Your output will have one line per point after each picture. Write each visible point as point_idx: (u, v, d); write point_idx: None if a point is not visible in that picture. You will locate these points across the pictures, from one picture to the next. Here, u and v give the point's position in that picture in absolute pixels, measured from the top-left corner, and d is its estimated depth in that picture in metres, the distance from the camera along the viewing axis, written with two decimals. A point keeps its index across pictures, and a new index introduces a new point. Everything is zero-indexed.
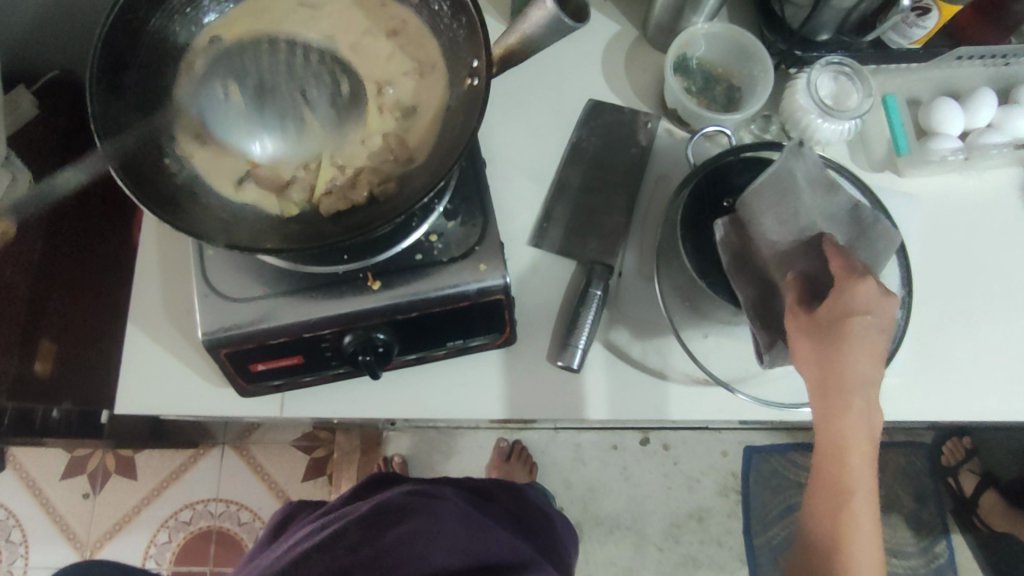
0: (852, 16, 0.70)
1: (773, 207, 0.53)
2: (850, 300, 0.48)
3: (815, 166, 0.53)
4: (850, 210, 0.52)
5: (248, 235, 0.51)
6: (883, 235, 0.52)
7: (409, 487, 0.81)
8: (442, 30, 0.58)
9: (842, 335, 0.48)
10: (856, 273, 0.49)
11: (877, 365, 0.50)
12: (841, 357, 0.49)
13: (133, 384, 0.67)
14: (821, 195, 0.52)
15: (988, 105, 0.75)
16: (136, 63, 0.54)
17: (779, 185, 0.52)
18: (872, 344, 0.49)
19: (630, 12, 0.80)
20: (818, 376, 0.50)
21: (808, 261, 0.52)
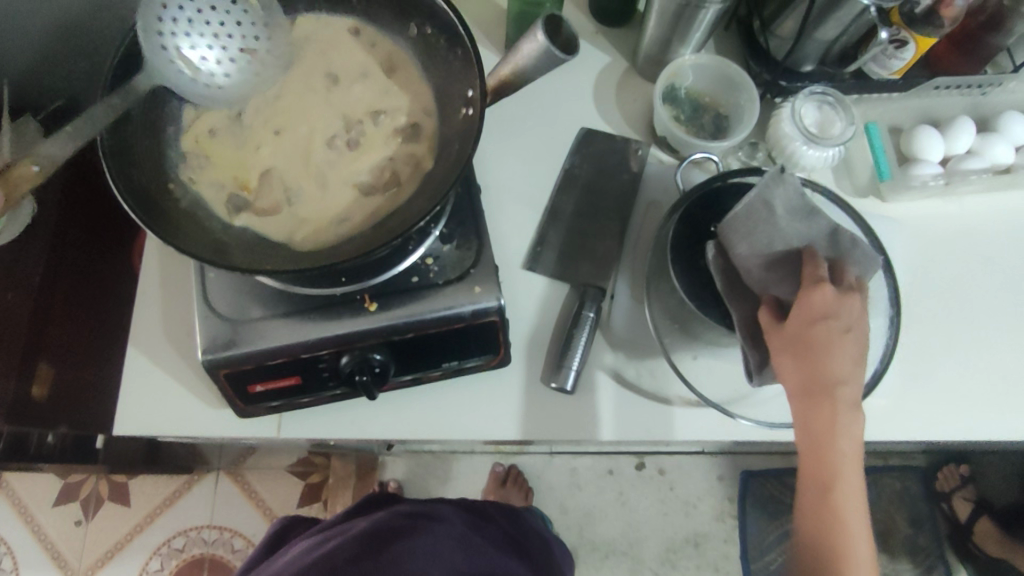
0: (833, 48, 0.74)
1: (754, 236, 0.54)
2: (810, 307, 0.52)
3: (795, 192, 0.53)
4: (829, 234, 0.54)
5: (246, 258, 0.52)
6: (860, 259, 0.54)
7: (406, 507, 0.82)
8: (439, 62, 0.61)
9: (804, 337, 0.52)
10: (813, 280, 0.53)
11: (848, 369, 0.53)
12: (808, 359, 0.52)
13: (132, 406, 0.68)
14: (799, 219, 0.53)
15: (966, 133, 0.77)
16: (141, 99, 0.56)
17: (759, 216, 0.53)
18: (839, 347, 0.52)
19: (621, 43, 0.83)
20: (789, 380, 0.54)
21: (787, 280, 0.55)
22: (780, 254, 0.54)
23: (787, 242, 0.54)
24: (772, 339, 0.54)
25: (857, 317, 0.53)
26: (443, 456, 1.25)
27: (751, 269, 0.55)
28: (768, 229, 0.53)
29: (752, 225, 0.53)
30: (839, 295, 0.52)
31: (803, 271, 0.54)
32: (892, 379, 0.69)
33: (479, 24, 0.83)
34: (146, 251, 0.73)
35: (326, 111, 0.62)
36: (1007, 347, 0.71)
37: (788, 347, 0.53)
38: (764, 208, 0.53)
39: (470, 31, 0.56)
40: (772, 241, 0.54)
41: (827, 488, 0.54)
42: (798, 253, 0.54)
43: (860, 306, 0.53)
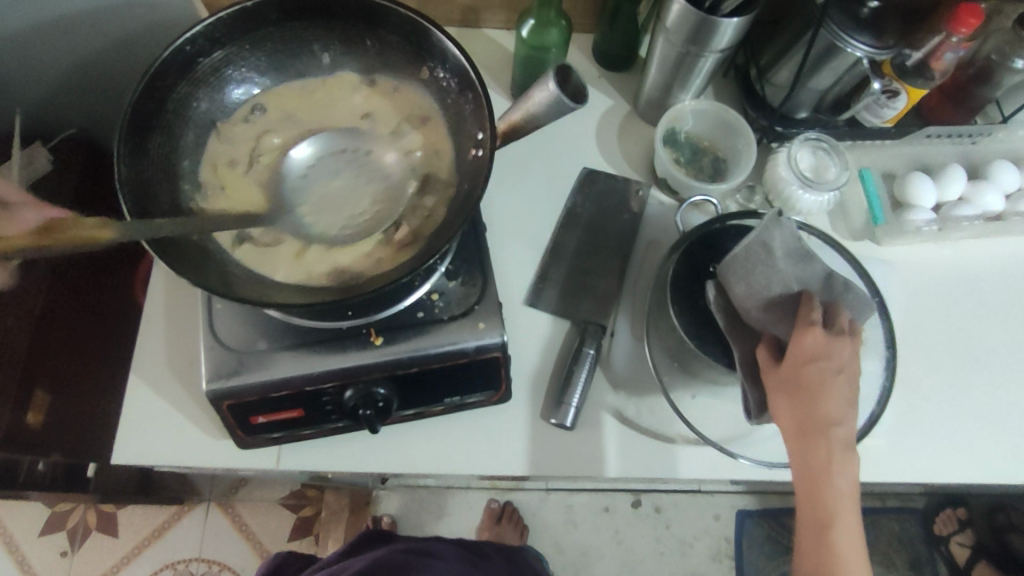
0: (828, 96, 0.76)
1: (752, 276, 0.55)
2: (802, 348, 0.53)
3: (791, 234, 0.56)
4: (824, 278, 0.55)
5: (255, 291, 0.53)
6: (852, 304, 0.55)
7: (402, 546, 0.81)
8: (449, 104, 0.62)
9: (798, 377, 0.53)
10: (807, 322, 0.54)
11: (840, 408, 0.54)
12: (802, 399, 0.53)
13: (131, 435, 0.68)
14: (795, 261, 0.55)
15: (958, 180, 0.79)
16: (159, 126, 0.57)
17: (756, 256, 0.55)
18: (832, 387, 0.53)
19: (623, 87, 0.86)
20: (783, 420, 0.55)
21: (784, 320, 0.55)
22: (778, 295, 0.55)
23: (784, 284, 0.55)
24: (767, 378, 0.56)
25: (848, 357, 0.54)
26: (438, 490, 1.24)
27: (749, 310, 0.55)
28: (765, 270, 0.55)
29: (749, 265, 0.55)
30: (830, 336, 0.53)
31: (797, 311, 0.55)
32: (889, 421, 0.70)
33: (486, 66, 0.85)
34: (153, 280, 0.74)
35: (332, 207, 0.63)
36: (1001, 391, 0.72)
37: (783, 388, 0.54)
38: (760, 250, 0.55)
39: (480, 75, 0.57)
40: (769, 283, 0.55)
41: (826, 528, 0.54)
42: (796, 294, 0.55)
43: (852, 347, 0.54)
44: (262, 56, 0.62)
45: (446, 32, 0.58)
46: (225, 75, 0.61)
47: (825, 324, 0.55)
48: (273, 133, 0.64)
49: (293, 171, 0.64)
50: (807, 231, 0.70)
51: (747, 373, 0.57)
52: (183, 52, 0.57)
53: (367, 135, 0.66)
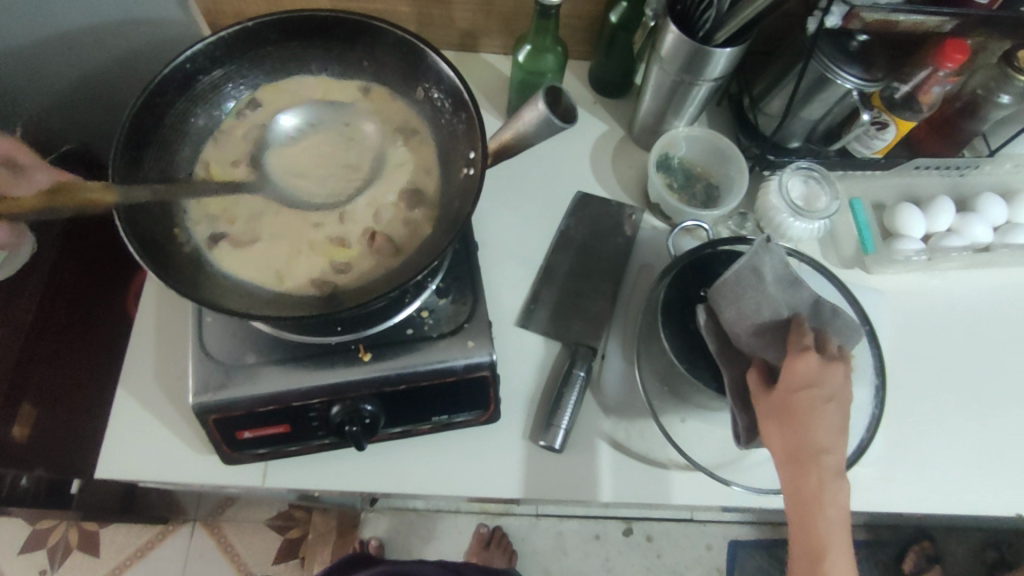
0: (819, 126, 0.77)
1: (742, 302, 0.55)
2: (794, 374, 0.53)
3: (780, 262, 0.56)
4: (811, 304, 0.56)
5: (245, 305, 0.53)
6: (840, 331, 0.55)
7: (387, 571, 0.80)
8: (443, 124, 0.63)
9: (789, 404, 0.53)
10: (799, 348, 0.54)
11: (832, 437, 0.53)
12: (793, 425, 0.53)
13: (116, 448, 0.67)
14: (784, 286, 0.56)
15: (947, 211, 0.80)
16: (155, 141, 0.58)
17: (747, 281, 0.55)
18: (823, 415, 0.53)
19: (617, 114, 0.87)
20: (773, 445, 0.54)
21: (775, 344, 0.56)
22: (769, 320, 0.55)
23: (774, 308, 0.55)
24: (759, 404, 0.55)
25: (840, 385, 0.54)
26: (426, 514, 1.23)
27: (741, 334, 0.56)
28: (756, 294, 0.55)
29: (740, 289, 0.55)
30: (822, 363, 0.53)
31: (790, 337, 0.55)
32: (878, 450, 0.69)
33: (482, 90, 0.87)
34: (145, 294, 0.74)
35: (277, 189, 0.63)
36: (990, 423, 0.72)
37: (774, 414, 0.54)
38: (751, 275, 0.55)
39: (473, 96, 0.58)
40: (760, 307, 0.55)
41: (817, 561, 0.53)
42: (787, 319, 0.56)
43: (844, 376, 0.54)
44: (260, 73, 0.63)
45: (441, 53, 0.59)
46: (223, 91, 0.62)
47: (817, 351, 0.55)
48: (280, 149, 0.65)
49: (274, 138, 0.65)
50: (797, 256, 0.71)
51: (739, 399, 0.57)
52: (183, 69, 0.57)
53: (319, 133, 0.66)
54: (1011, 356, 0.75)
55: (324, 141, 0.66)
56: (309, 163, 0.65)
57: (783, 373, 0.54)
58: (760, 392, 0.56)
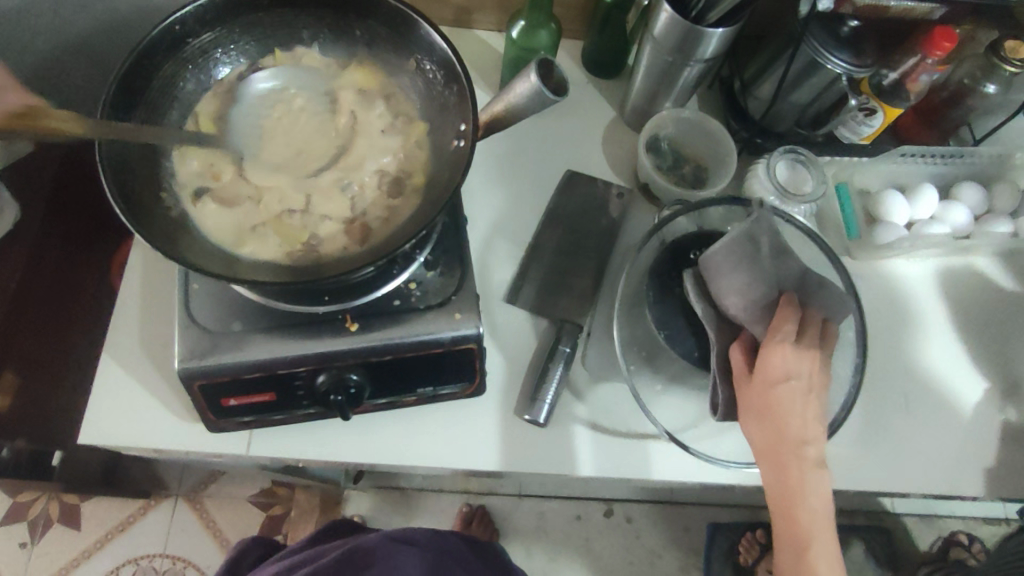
0: (808, 112, 0.78)
1: (737, 271, 0.56)
2: (770, 367, 0.54)
3: (769, 233, 0.57)
4: (798, 275, 0.57)
5: (233, 270, 0.54)
6: (823, 301, 0.56)
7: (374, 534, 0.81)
8: (434, 95, 0.63)
9: (768, 397, 0.54)
10: (779, 337, 0.55)
11: (807, 427, 0.55)
12: (768, 416, 0.55)
13: (99, 413, 0.67)
14: (776, 259, 0.57)
15: (929, 202, 0.80)
16: (143, 103, 0.57)
17: (743, 251, 0.56)
18: (800, 406, 0.55)
19: (608, 93, 0.87)
20: (751, 434, 0.56)
21: (762, 322, 0.56)
22: (760, 296, 0.56)
23: (767, 282, 0.56)
24: (738, 391, 0.56)
25: (813, 372, 0.56)
26: (410, 492, 1.24)
27: (731, 307, 0.56)
28: (746, 266, 0.56)
29: (735, 259, 0.56)
30: (797, 353, 0.55)
31: (771, 322, 0.56)
32: (853, 431, 0.71)
33: (475, 66, 0.87)
34: (130, 262, 0.74)
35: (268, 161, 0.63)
36: (961, 407, 0.74)
37: (753, 405, 0.55)
38: (747, 244, 0.56)
39: (466, 67, 0.58)
40: (750, 285, 0.55)
41: (800, 542, 0.56)
42: (775, 295, 0.56)
43: (816, 361, 0.56)
44: (250, 39, 0.63)
45: (433, 24, 0.59)
46: (212, 56, 0.62)
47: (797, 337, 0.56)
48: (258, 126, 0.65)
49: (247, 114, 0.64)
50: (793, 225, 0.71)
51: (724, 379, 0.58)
52: (172, 32, 0.57)
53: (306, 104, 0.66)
54: (985, 344, 0.77)
55: (313, 115, 0.66)
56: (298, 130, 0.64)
57: (763, 365, 0.55)
58: (741, 378, 0.56)
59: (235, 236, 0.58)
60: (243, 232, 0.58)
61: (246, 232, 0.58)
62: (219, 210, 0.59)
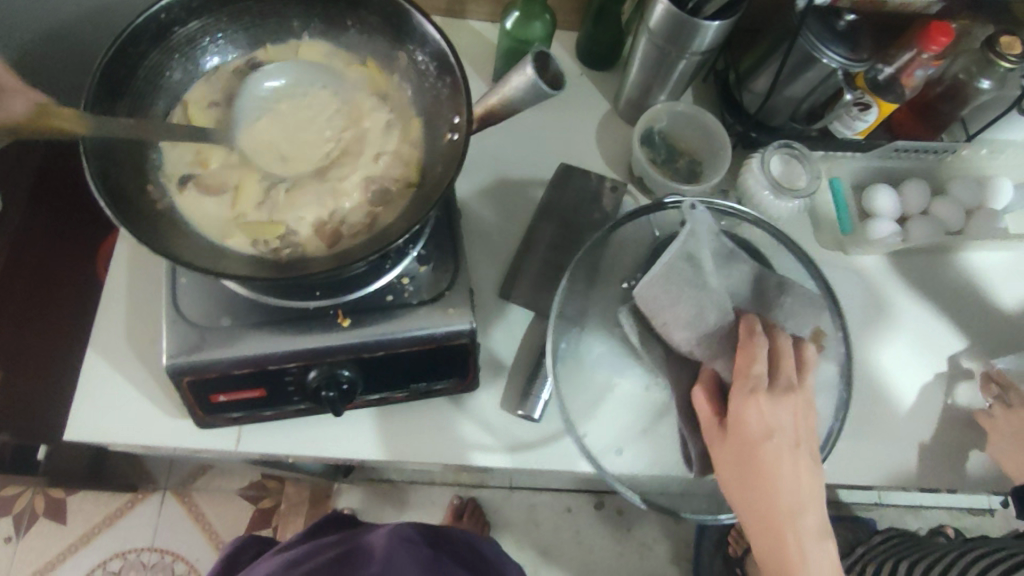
0: (803, 107, 0.78)
1: (682, 301, 0.55)
2: (748, 423, 0.54)
3: (703, 243, 0.58)
4: (752, 282, 0.59)
5: (223, 264, 0.52)
6: (782, 304, 0.58)
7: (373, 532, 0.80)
8: (427, 87, 0.62)
9: (750, 457, 0.54)
10: (749, 386, 0.54)
11: (801, 493, 0.54)
12: (756, 482, 0.54)
13: (86, 409, 0.66)
14: (716, 277, 0.57)
15: (917, 194, 0.81)
16: (129, 93, 0.56)
17: (684, 276, 0.55)
18: (787, 464, 0.54)
19: (602, 86, 0.86)
20: (738, 499, 0.55)
21: (723, 356, 0.57)
22: (713, 327, 0.56)
23: (719, 309, 0.56)
24: (713, 445, 0.56)
25: (795, 423, 0.55)
26: (400, 484, 1.23)
27: (683, 341, 0.56)
28: (689, 292, 0.55)
29: (678, 287, 0.55)
30: (773, 404, 0.54)
31: (738, 365, 0.56)
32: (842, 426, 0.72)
33: (468, 57, 0.85)
34: (116, 254, 0.72)
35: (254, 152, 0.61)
36: (949, 402, 0.74)
37: (737, 465, 0.55)
38: (686, 266, 0.56)
39: (459, 58, 0.57)
40: (698, 315, 0.56)
41: None
42: (731, 324, 0.57)
43: (795, 407, 0.55)
44: (239, 28, 0.61)
45: (426, 15, 0.57)
46: (199, 45, 0.60)
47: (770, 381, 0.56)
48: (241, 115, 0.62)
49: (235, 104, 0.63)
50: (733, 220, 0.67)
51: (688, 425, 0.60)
52: (158, 20, 0.55)
53: (296, 94, 0.64)
54: (974, 339, 0.78)
55: (300, 104, 0.64)
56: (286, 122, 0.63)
57: (741, 421, 0.54)
58: (716, 434, 0.56)
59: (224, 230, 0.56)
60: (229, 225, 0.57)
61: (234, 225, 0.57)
62: (208, 204, 0.57)
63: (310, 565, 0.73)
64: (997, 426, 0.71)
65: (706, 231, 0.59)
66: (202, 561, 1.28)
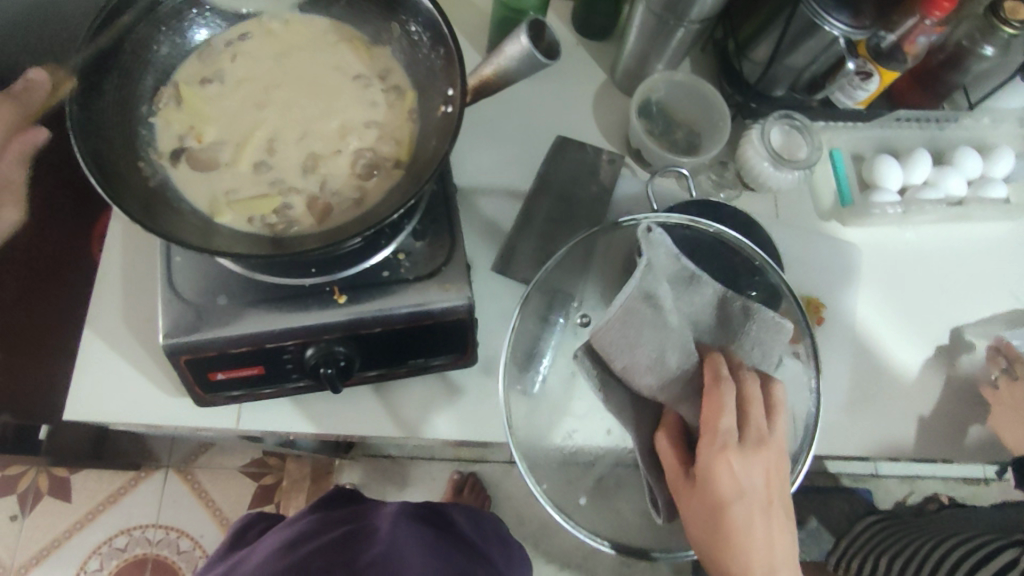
0: (804, 76, 0.77)
1: (642, 345, 0.50)
2: (719, 484, 0.49)
3: (667, 270, 0.52)
4: (714, 305, 0.53)
5: (212, 240, 0.52)
6: (751, 324, 0.53)
7: (376, 512, 0.79)
8: (420, 58, 0.60)
9: (721, 519, 0.50)
10: (719, 445, 0.49)
11: (773, 554, 0.51)
12: (725, 546, 0.50)
13: (85, 388, 0.66)
14: (677, 312, 0.52)
15: (923, 165, 0.79)
16: (117, 65, 0.55)
17: (644, 318, 0.50)
18: (759, 524, 0.50)
19: (600, 56, 0.85)
20: (708, 557, 0.52)
21: (688, 399, 0.52)
22: (674, 369, 0.51)
23: (681, 351, 0.51)
24: (679, 500, 0.52)
25: (767, 480, 0.51)
26: (401, 460, 1.24)
27: (645, 387, 0.52)
28: (651, 331, 0.50)
29: (638, 330, 0.50)
30: (744, 462, 0.50)
31: (704, 416, 0.50)
32: (843, 397, 0.72)
33: (463, 28, 0.84)
34: (110, 233, 0.72)
35: (245, 126, 0.60)
36: (946, 373, 0.74)
37: (707, 527, 0.50)
38: (645, 307, 0.50)
39: (452, 28, 0.55)
40: (657, 360, 0.51)
41: None
42: (695, 366, 0.52)
43: (767, 461, 0.51)
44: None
45: None
46: (186, 17, 0.59)
47: (739, 433, 0.51)
48: (230, 88, 0.61)
49: (224, 77, 0.61)
50: (688, 229, 0.61)
51: (653, 474, 0.55)
52: None
53: (286, 66, 0.62)
54: (974, 308, 0.78)
55: (290, 76, 0.62)
56: (276, 93, 0.61)
57: (708, 481, 0.49)
58: (681, 486, 0.51)
59: (217, 204, 0.55)
60: (222, 201, 0.56)
61: (226, 201, 0.56)
62: (199, 180, 0.56)
63: (314, 544, 0.72)
64: (1001, 399, 0.71)
65: (665, 259, 0.52)
66: (206, 537, 1.30)
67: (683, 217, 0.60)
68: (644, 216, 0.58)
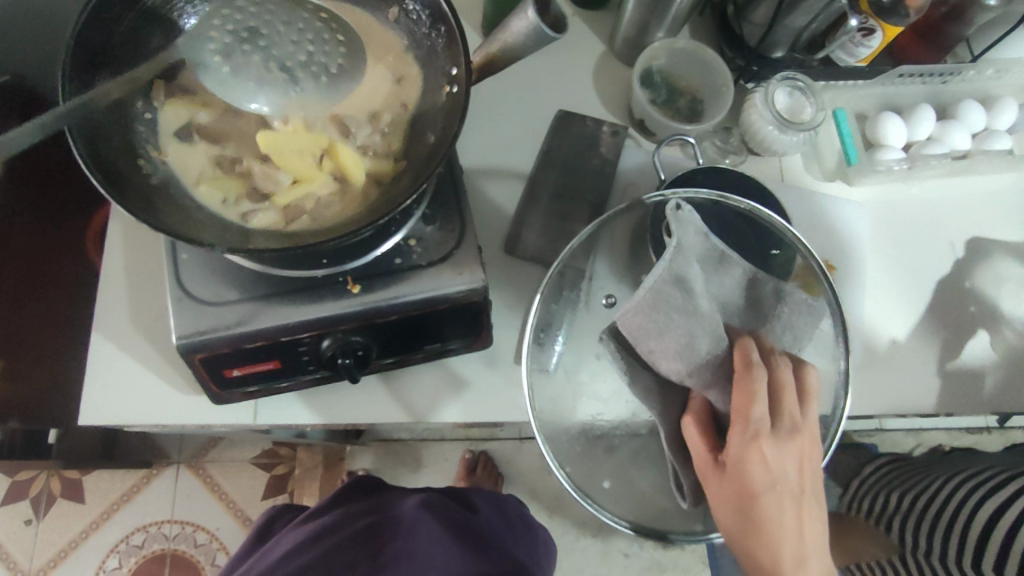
0: (804, 35, 0.75)
1: (671, 331, 0.49)
2: (750, 473, 0.49)
3: (700, 247, 0.52)
4: (744, 283, 0.54)
5: (224, 235, 0.51)
6: (779, 307, 0.54)
7: (398, 502, 0.79)
8: (421, 38, 0.59)
9: (751, 506, 0.50)
10: (751, 434, 0.49)
11: (803, 542, 0.50)
12: (755, 534, 0.50)
13: (99, 392, 0.65)
14: (708, 297, 0.52)
15: (928, 119, 0.79)
16: (107, 60, 0.53)
17: (675, 303, 0.50)
18: (789, 511, 0.50)
19: (596, 25, 0.83)
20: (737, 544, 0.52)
21: (717, 386, 0.51)
22: (705, 357, 0.51)
23: (712, 336, 0.50)
24: (708, 487, 0.51)
25: (800, 469, 0.51)
26: (412, 443, 1.25)
27: (672, 370, 0.51)
28: (683, 318, 0.50)
29: (667, 315, 0.49)
30: (777, 450, 0.50)
31: (735, 405, 0.50)
32: (857, 352, 0.73)
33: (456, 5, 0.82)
34: (111, 233, 0.70)
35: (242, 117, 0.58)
36: (959, 325, 0.75)
37: (736, 515, 0.51)
38: (676, 291, 0.50)
39: (453, 6, 0.54)
40: (683, 352, 0.50)
41: None
42: (725, 351, 0.51)
43: (799, 449, 0.51)
44: None
45: None
46: None
47: (772, 421, 0.51)
48: None
49: None
50: (714, 204, 0.61)
51: (679, 459, 0.55)
52: None
53: None
54: (984, 258, 0.78)
55: None
56: None
57: (742, 470, 0.49)
58: (710, 474, 0.51)
59: (222, 194, 0.54)
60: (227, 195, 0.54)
61: (229, 194, 0.54)
62: (197, 169, 0.54)
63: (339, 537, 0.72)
64: None
65: (696, 238, 0.52)
66: (222, 530, 1.30)
67: (711, 193, 0.60)
68: (674, 195, 0.58)
